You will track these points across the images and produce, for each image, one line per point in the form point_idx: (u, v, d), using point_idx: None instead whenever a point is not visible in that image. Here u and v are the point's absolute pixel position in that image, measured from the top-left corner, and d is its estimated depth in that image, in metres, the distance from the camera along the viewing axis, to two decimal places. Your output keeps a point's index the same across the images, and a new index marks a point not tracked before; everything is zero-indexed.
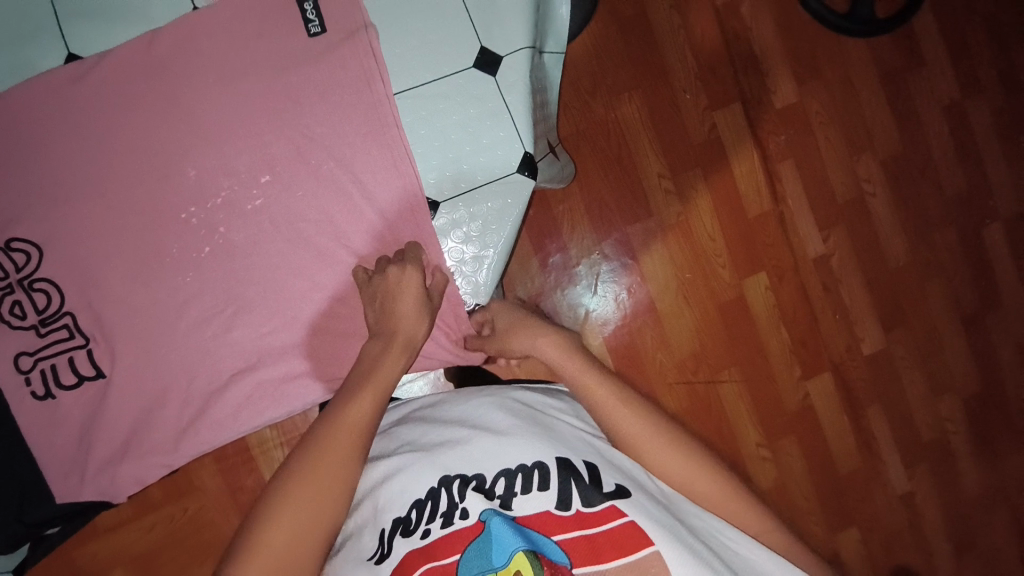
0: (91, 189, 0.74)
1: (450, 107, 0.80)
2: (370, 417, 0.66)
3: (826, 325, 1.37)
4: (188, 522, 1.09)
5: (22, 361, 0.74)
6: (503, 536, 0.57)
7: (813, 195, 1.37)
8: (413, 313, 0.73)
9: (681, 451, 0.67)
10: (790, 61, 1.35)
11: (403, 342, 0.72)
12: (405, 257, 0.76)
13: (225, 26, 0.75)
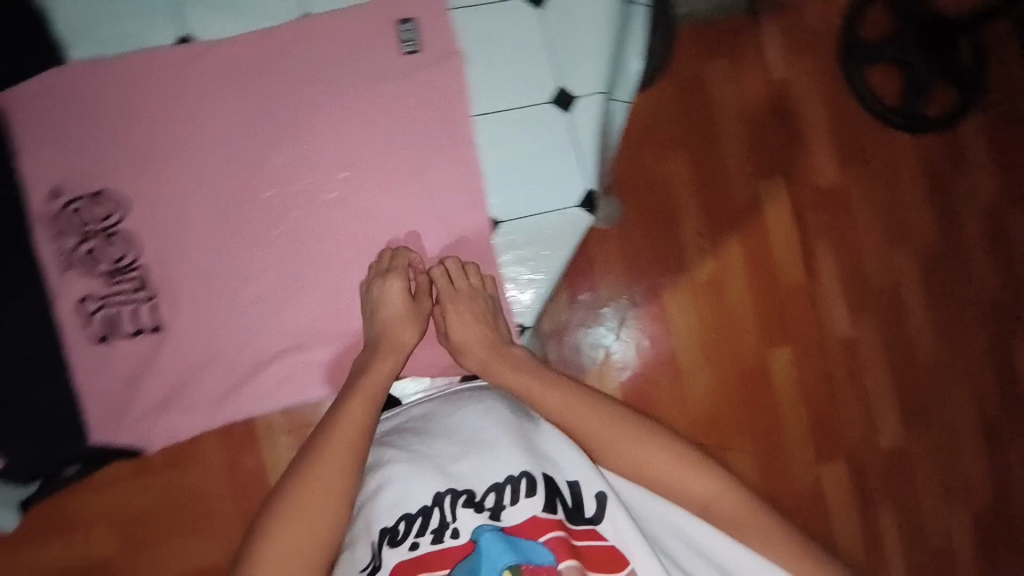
0: (182, 157, 0.79)
1: (522, 137, 0.85)
2: (363, 423, 0.69)
3: (845, 410, 1.36)
4: (181, 499, 0.95)
5: (88, 304, 0.77)
6: (493, 552, 0.64)
7: (847, 277, 1.38)
8: (401, 322, 0.78)
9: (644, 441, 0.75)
10: (839, 145, 1.38)
11: (391, 347, 0.76)
12: (393, 267, 0.79)
13: (330, 31, 0.81)
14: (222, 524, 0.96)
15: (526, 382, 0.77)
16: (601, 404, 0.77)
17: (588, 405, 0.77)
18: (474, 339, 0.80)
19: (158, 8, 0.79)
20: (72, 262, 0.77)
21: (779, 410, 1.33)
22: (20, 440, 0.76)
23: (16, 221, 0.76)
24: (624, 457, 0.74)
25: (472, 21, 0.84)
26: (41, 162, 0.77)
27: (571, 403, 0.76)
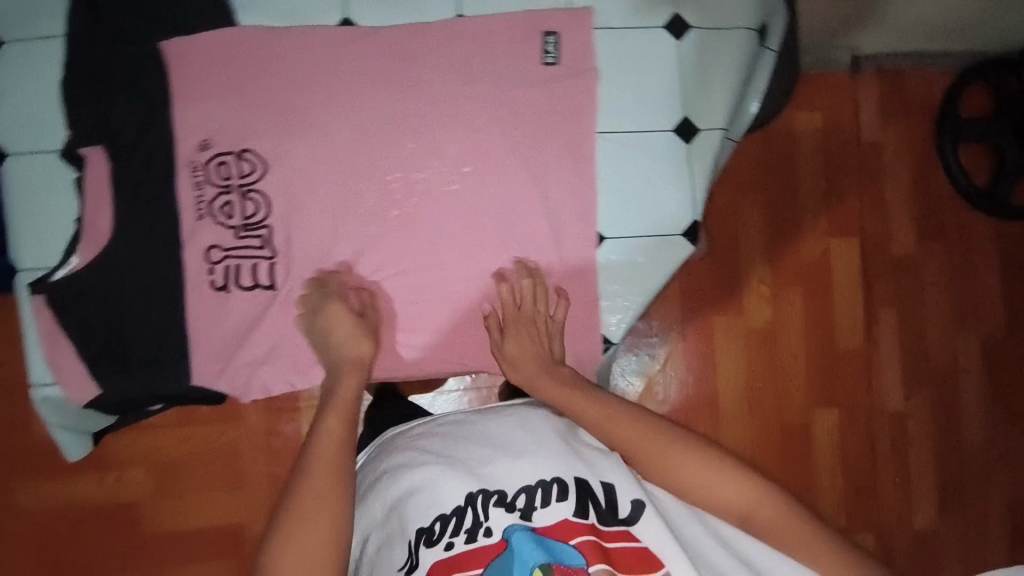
0: (322, 129, 0.83)
1: (639, 160, 0.87)
2: (341, 442, 0.72)
3: (883, 482, 1.36)
4: (221, 445, 1.21)
5: (213, 253, 0.82)
6: (525, 551, 0.63)
7: (906, 350, 1.38)
8: (352, 338, 0.80)
9: (680, 452, 0.71)
10: (918, 216, 1.37)
11: (353, 363, 0.79)
12: (326, 295, 0.82)
13: (479, 33, 0.85)
14: (246, 469, 1.21)
15: (571, 396, 0.77)
16: (633, 412, 0.75)
17: (620, 412, 0.75)
18: (525, 354, 0.82)
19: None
20: (208, 212, 0.82)
21: (815, 470, 1.34)
22: (127, 373, 0.80)
23: (161, 166, 0.80)
24: (658, 468, 0.72)
25: (614, 43, 0.86)
26: (190, 114, 0.81)
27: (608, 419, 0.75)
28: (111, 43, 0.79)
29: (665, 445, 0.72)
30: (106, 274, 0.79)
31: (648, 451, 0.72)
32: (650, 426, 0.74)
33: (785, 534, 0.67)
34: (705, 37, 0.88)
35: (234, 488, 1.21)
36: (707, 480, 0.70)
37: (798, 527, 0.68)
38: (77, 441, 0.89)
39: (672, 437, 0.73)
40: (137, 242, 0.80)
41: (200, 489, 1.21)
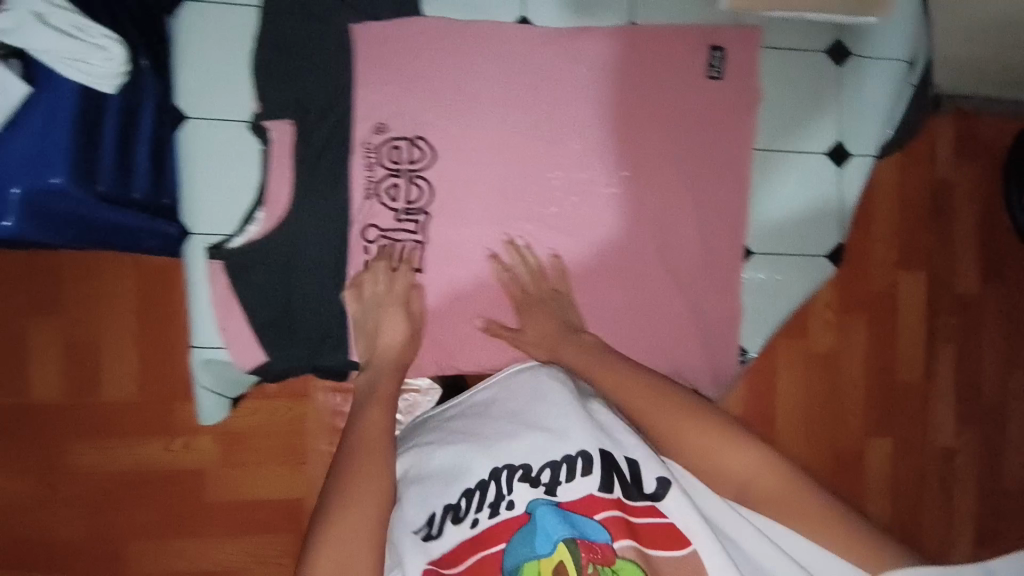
0: (491, 123, 0.85)
1: (794, 180, 0.89)
2: (383, 426, 0.72)
3: (928, 512, 1.41)
4: (286, 420, 1.22)
5: (371, 233, 0.84)
6: (549, 524, 0.59)
7: (961, 387, 1.41)
8: (398, 344, 0.82)
9: (686, 417, 0.69)
10: (981, 257, 1.39)
11: (396, 362, 0.82)
12: (383, 274, 0.84)
13: (651, 43, 0.87)
14: (311, 446, 1.23)
15: (595, 365, 0.76)
16: (642, 376, 0.73)
17: (633, 378, 0.74)
18: (544, 332, 0.83)
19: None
20: (374, 193, 0.84)
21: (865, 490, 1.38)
22: (292, 343, 0.84)
23: (338, 146, 0.82)
24: (665, 432, 0.69)
25: (777, 64, 0.89)
26: (370, 98, 0.83)
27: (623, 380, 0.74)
28: (306, 21, 0.80)
29: (673, 409, 0.70)
30: (281, 245, 0.82)
31: (653, 416, 0.70)
32: (660, 392, 0.72)
33: (787, 509, 0.62)
34: (864, 66, 0.91)
35: (298, 462, 1.24)
36: (717, 449, 0.66)
37: (795, 494, 0.62)
38: (216, 404, 0.89)
39: (680, 403, 0.70)
40: (311, 218, 0.82)
41: (264, 461, 1.23)
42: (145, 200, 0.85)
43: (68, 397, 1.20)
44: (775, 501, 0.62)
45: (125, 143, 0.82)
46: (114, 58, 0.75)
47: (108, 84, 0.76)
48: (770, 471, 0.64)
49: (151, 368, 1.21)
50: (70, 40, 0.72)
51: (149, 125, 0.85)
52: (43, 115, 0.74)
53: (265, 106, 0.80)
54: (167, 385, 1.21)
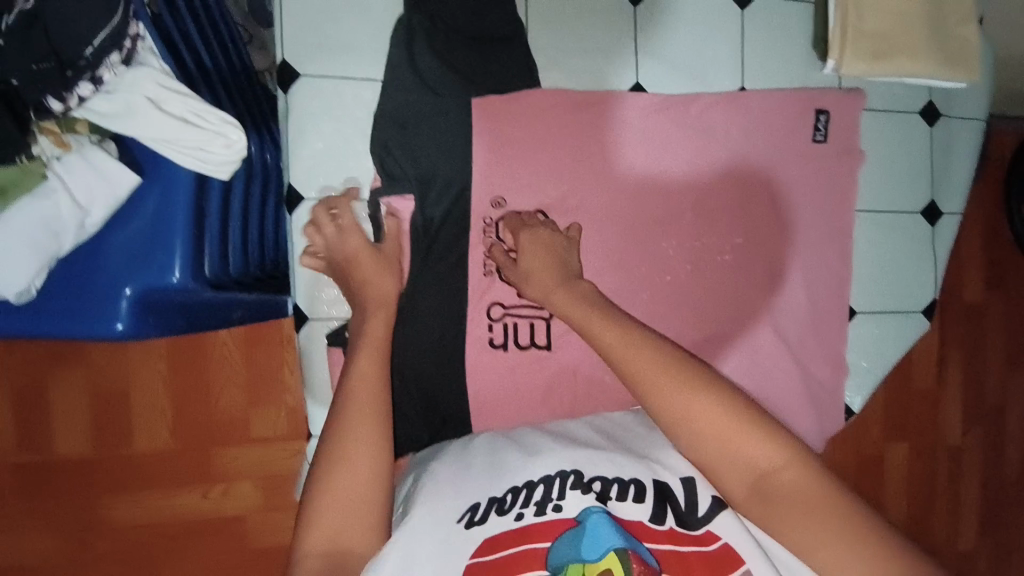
0: (608, 191, 0.83)
1: (890, 238, 0.92)
2: (377, 374, 0.64)
3: (940, 511, 1.43)
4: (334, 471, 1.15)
5: (494, 310, 0.81)
6: (602, 531, 0.51)
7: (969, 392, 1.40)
8: (374, 270, 0.72)
9: (693, 391, 0.59)
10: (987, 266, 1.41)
11: (381, 301, 0.70)
12: (325, 213, 0.74)
13: (762, 106, 0.86)
14: None
15: (591, 316, 0.67)
16: (648, 340, 0.64)
17: (632, 340, 0.64)
18: (544, 268, 0.73)
19: (622, 53, 0.83)
20: (495, 269, 0.80)
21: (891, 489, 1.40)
22: (410, 419, 0.80)
23: (456, 221, 0.80)
24: (667, 406, 0.59)
25: (875, 126, 0.91)
26: (487, 171, 0.80)
27: (632, 351, 0.63)
28: (424, 94, 0.77)
29: (676, 380, 0.60)
30: (401, 324, 0.79)
31: (653, 385, 0.60)
32: (663, 357, 0.62)
33: (803, 507, 0.53)
34: (952, 123, 0.94)
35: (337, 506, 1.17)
36: (721, 429, 0.57)
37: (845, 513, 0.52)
38: None
39: (687, 375, 0.60)
40: (431, 296, 0.80)
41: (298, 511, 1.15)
42: (239, 273, 0.77)
43: (94, 448, 1.10)
44: (791, 496, 0.54)
45: (225, 218, 0.73)
46: (233, 145, 0.65)
47: (225, 173, 0.67)
48: (789, 463, 0.55)
49: (184, 414, 1.11)
50: (191, 128, 0.63)
51: (241, 194, 0.76)
52: (153, 203, 0.67)
53: (387, 180, 0.77)
54: (202, 431, 1.11)
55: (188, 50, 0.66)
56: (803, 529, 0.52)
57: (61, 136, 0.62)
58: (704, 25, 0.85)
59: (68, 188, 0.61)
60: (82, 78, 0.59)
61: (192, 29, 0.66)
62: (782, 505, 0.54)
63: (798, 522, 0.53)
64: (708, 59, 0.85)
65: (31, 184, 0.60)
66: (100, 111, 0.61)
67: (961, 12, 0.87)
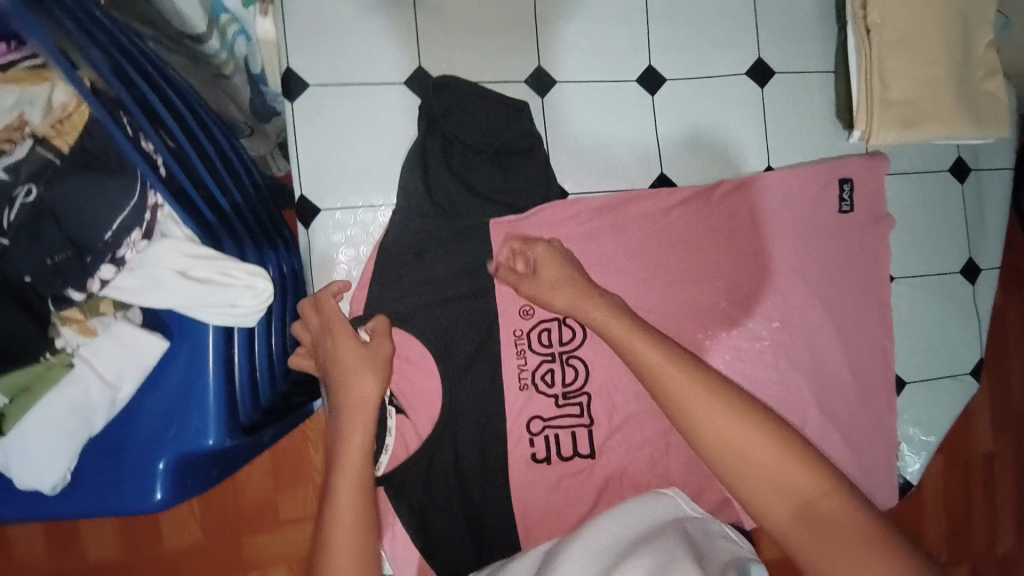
0: (643, 288, 0.81)
1: (931, 302, 0.90)
2: (358, 510, 0.56)
3: (985, 531, 1.16)
4: None
5: (535, 424, 0.79)
6: None
7: (997, 402, 1.15)
8: (360, 369, 0.65)
9: (736, 414, 0.53)
10: (1009, 265, 1.17)
11: (357, 406, 0.63)
12: (311, 308, 0.70)
13: (785, 184, 0.84)
14: None
15: (618, 324, 0.61)
16: (681, 355, 0.58)
17: (671, 358, 0.58)
18: (559, 277, 0.67)
19: (645, 143, 0.82)
20: (530, 381, 0.79)
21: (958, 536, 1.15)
22: (458, 547, 0.75)
23: (489, 339, 0.78)
24: (707, 432, 0.53)
25: (904, 191, 0.89)
26: None
27: (655, 358, 0.58)
28: (440, 216, 0.75)
29: (718, 399, 0.54)
30: (440, 449, 0.76)
31: (692, 403, 0.54)
32: (690, 369, 0.57)
33: (855, 547, 0.46)
34: (982, 177, 0.92)
35: None
36: (764, 453, 0.51)
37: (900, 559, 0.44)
38: None
39: (729, 397, 0.54)
40: (468, 417, 0.77)
41: None
42: (269, 402, 0.75)
43: (114, 550, 0.94)
44: (840, 530, 0.47)
45: (252, 355, 0.71)
46: (259, 295, 0.64)
47: (253, 321, 0.65)
48: (841, 496, 0.49)
49: (212, 503, 0.95)
50: (206, 289, 0.61)
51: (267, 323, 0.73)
52: (183, 363, 0.65)
53: (399, 312, 0.75)
54: (233, 515, 0.96)
55: (203, 199, 0.62)
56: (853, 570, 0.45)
57: (85, 321, 0.60)
58: (724, 106, 0.83)
59: (95, 370, 0.59)
60: (103, 262, 0.57)
61: (205, 173, 0.62)
62: (829, 540, 0.47)
63: (841, 562, 0.46)
64: (731, 140, 0.84)
65: (58, 376, 0.58)
66: (125, 287, 0.60)
67: (987, 65, 0.84)
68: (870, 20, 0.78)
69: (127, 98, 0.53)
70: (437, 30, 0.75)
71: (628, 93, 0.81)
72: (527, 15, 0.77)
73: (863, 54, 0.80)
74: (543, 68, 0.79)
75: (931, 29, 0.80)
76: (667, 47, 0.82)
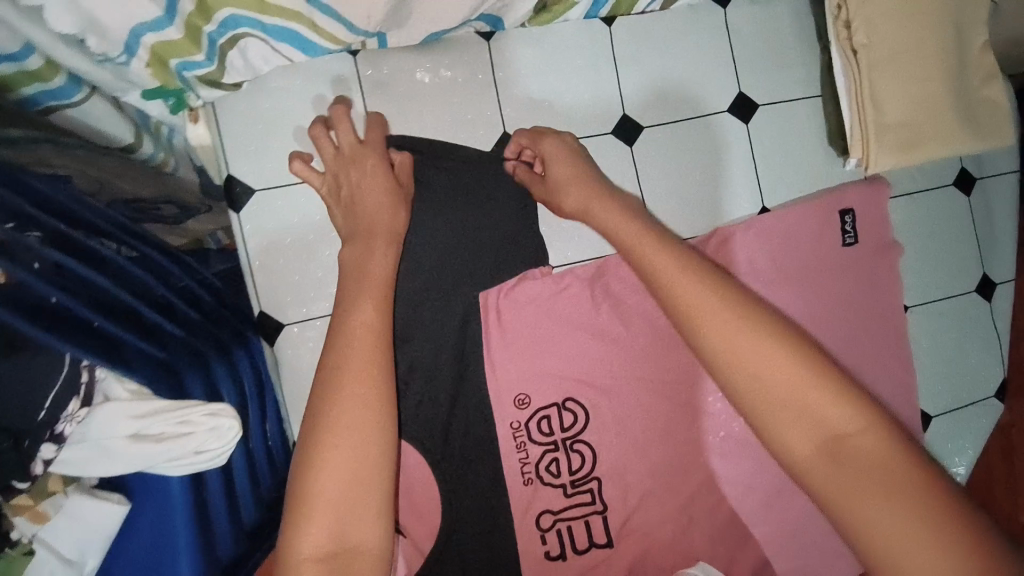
0: (642, 356, 0.76)
1: (949, 326, 0.85)
2: (374, 339, 0.50)
3: None
4: None
5: (544, 518, 0.73)
6: None
7: None
8: (382, 198, 0.58)
9: (764, 333, 0.49)
10: None
11: (382, 234, 0.56)
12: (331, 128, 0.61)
13: (783, 228, 0.78)
14: None
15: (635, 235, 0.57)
16: (704, 266, 0.54)
17: (692, 276, 0.53)
18: (570, 174, 0.64)
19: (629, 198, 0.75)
20: (535, 474, 0.73)
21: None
22: None
23: (486, 433, 0.73)
24: (729, 355, 0.49)
25: (909, 213, 0.83)
26: (504, 370, 0.73)
27: (675, 269, 0.54)
28: (414, 307, 0.70)
29: (749, 325, 0.50)
30: (445, 563, 0.70)
31: (712, 326, 0.50)
32: (709, 282, 0.52)
33: (878, 475, 0.44)
34: (987, 185, 0.86)
35: None
36: (791, 380, 0.47)
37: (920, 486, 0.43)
38: None
39: (756, 316, 0.50)
40: (471, 521, 0.71)
41: None
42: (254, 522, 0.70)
43: None
44: (861, 457, 0.45)
45: (229, 485, 0.66)
46: (225, 436, 0.57)
47: (222, 461, 0.58)
48: (867, 422, 0.46)
49: None
50: (159, 442, 0.54)
51: (242, 448, 0.69)
52: (149, 522, 0.58)
53: None
54: None
55: (146, 340, 0.56)
56: (866, 488, 0.44)
57: (36, 506, 0.53)
58: (707, 149, 0.77)
59: (57, 553, 0.53)
60: (42, 442, 0.48)
61: (141, 307, 0.57)
62: (852, 469, 0.45)
63: (860, 495, 0.44)
64: (720, 183, 0.78)
65: (19, 569, 0.52)
66: (73, 459, 0.52)
67: (984, 70, 0.77)
68: (856, 41, 0.72)
69: (31, 279, 0.46)
70: (388, 108, 0.68)
71: (605, 147, 0.74)
72: (485, 79, 0.70)
73: (853, 76, 0.73)
74: (509, 133, 0.72)
75: (924, 42, 0.73)
76: (641, 94, 0.75)
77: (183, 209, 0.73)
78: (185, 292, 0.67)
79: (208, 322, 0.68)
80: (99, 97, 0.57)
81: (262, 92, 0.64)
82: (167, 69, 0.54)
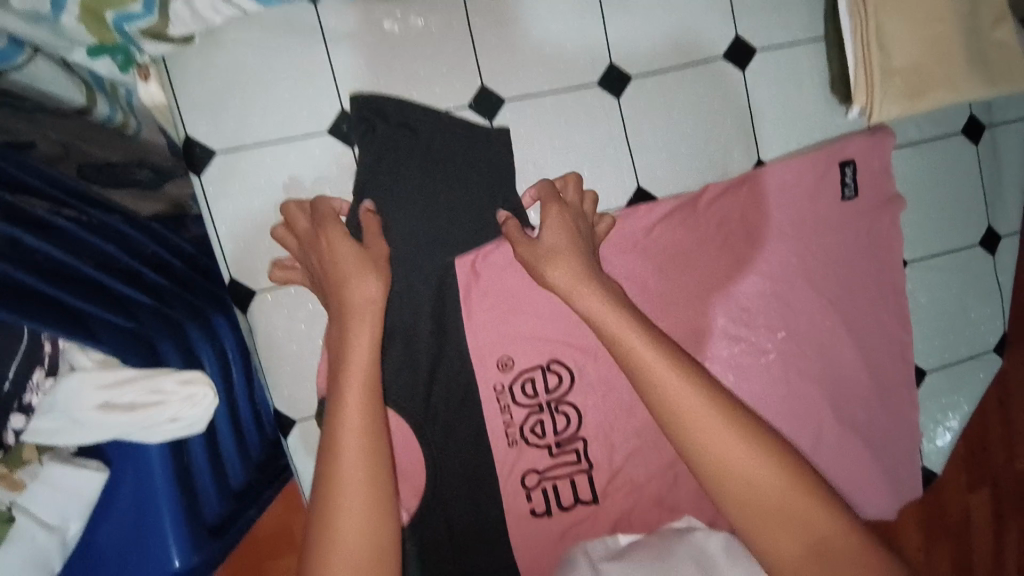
0: None
1: (949, 280, 0.82)
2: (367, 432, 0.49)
3: None
4: None
5: (530, 477, 0.73)
6: None
7: None
8: (353, 271, 0.55)
9: (752, 441, 0.48)
10: None
11: (358, 313, 0.54)
12: (300, 211, 0.60)
13: (779, 181, 0.74)
14: None
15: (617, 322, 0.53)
16: (687, 363, 0.51)
17: (681, 375, 0.50)
18: (563, 246, 0.59)
19: (616, 154, 0.71)
20: (520, 436, 0.73)
21: (1002, 536, 1.00)
22: None
23: (470, 397, 0.72)
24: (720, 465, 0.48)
25: (913, 163, 0.79)
26: (487, 334, 0.71)
27: (663, 367, 0.50)
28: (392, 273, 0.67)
29: (737, 433, 0.48)
30: (430, 520, 0.71)
31: (705, 435, 0.48)
32: (698, 383, 0.50)
33: None
34: (998, 133, 0.82)
35: None
36: (779, 493, 0.47)
37: None
38: None
39: (744, 426, 0.49)
40: (456, 482, 0.72)
41: None
42: (242, 483, 0.71)
43: None
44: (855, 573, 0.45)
45: (212, 447, 0.66)
46: (200, 404, 0.55)
47: (202, 428, 0.57)
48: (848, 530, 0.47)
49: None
50: (132, 412, 0.52)
51: (224, 410, 0.68)
52: (131, 488, 0.59)
53: None
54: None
55: (111, 311, 0.54)
56: None
57: (12, 475, 0.52)
58: (700, 100, 0.73)
59: (39, 518, 0.54)
60: (11, 413, 0.47)
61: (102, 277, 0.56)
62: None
63: None
64: (713, 136, 0.74)
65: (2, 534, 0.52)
66: (42, 429, 0.51)
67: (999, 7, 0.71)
68: None
69: None
70: (357, 63, 0.64)
71: (590, 100, 0.70)
72: (459, 28, 0.66)
73: (857, 16, 0.68)
74: (487, 86, 0.67)
75: None
76: (630, 39, 0.70)
77: (156, 170, 0.71)
78: (151, 262, 0.66)
79: (179, 288, 0.66)
80: (43, 60, 0.51)
81: (219, 49, 0.60)
82: (105, 25, 0.49)
